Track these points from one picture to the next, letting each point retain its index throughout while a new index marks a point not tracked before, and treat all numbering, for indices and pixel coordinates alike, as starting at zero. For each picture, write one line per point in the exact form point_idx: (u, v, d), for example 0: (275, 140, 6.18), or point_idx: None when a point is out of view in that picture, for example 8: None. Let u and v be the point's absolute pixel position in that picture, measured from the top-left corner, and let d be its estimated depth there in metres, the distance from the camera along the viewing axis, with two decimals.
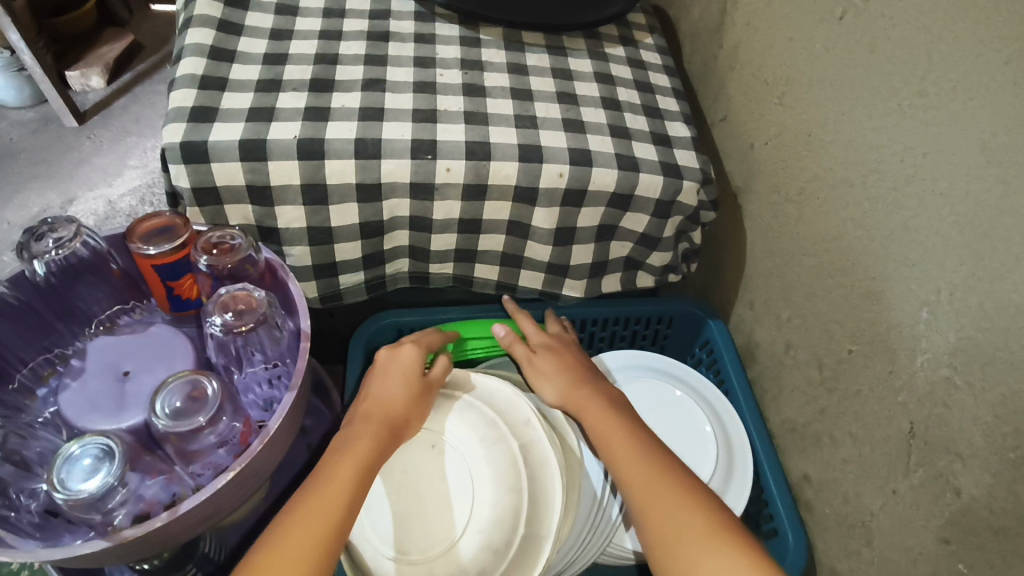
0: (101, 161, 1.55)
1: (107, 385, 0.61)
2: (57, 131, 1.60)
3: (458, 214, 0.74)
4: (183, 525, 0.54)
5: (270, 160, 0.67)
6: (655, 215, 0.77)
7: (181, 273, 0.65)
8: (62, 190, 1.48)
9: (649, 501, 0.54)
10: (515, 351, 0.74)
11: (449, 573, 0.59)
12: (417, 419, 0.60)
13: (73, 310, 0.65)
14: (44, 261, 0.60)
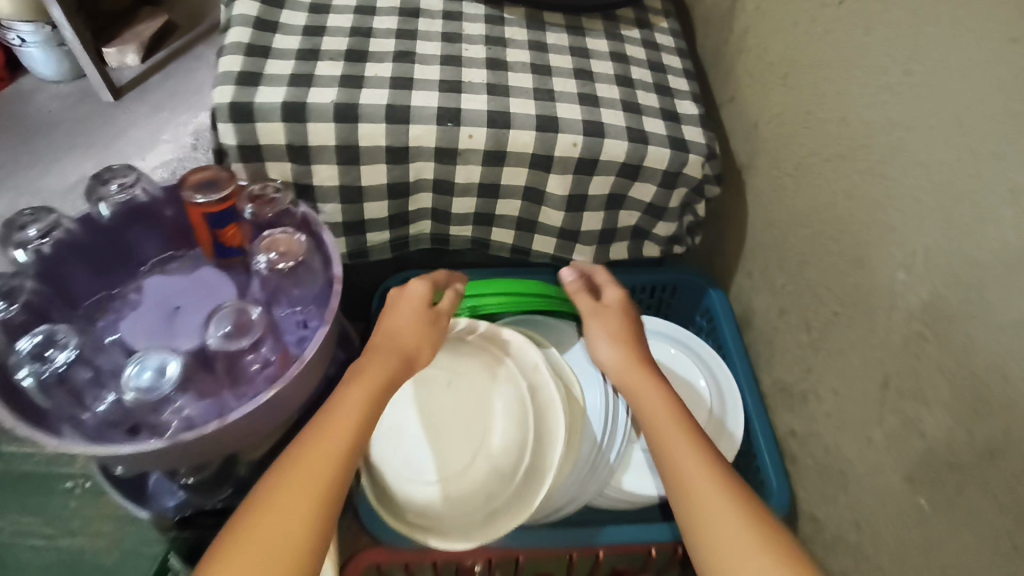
0: (137, 134, 1.59)
1: (161, 316, 0.69)
2: (94, 105, 1.64)
3: (478, 179, 0.80)
4: (229, 437, 0.61)
5: (309, 121, 0.73)
6: (661, 186, 0.82)
7: (227, 222, 0.73)
8: (98, 158, 1.53)
9: (681, 471, 0.57)
10: (581, 302, 0.74)
11: (461, 493, 0.66)
12: (431, 348, 0.65)
13: (132, 252, 0.73)
14: (109, 204, 0.69)
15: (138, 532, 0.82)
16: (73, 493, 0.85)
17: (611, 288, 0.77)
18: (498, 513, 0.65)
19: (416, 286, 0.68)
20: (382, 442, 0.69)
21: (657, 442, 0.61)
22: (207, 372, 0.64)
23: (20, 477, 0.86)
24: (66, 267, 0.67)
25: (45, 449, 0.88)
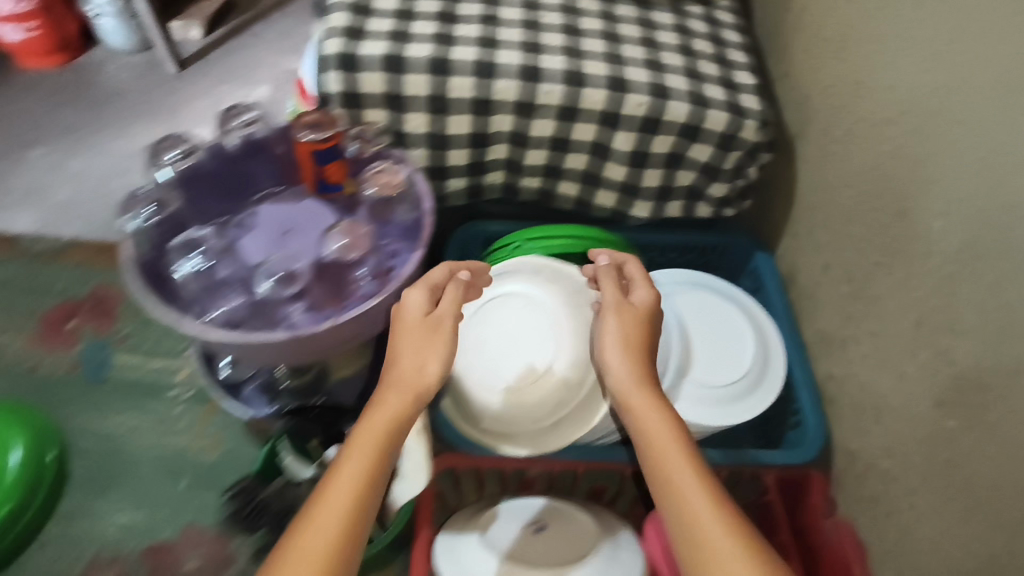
0: (201, 104, 1.46)
1: (273, 237, 0.80)
2: (159, 78, 1.50)
3: (550, 133, 0.88)
4: (330, 337, 0.73)
5: (407, 73, 0.82)
6: (717, 147, 0.89)
7: (331, 160, 0.85)
8: (162, 125, 1.41)
9: (693, 516, 0.52)
10: (603, 300, 0.68)
11: (534, 399, 0.74)
12: (438, 363, 0.60)
13: (248, 182, 0.85)
14: (234, 137, 0.83)
15: (237, 433, 0.93)
16: (177, 400, 0.96)
17: (637, 291, 0.70)
18: (562, 421, 0.76)
19: (415, 296, 0.64)
20: (465, 354, 0.76)
21: (665, 483, 0.55)
22: (311, 287, 0.78)
23: (131, 383, 0.98)
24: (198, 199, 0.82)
25: (152, 361, 0.99)
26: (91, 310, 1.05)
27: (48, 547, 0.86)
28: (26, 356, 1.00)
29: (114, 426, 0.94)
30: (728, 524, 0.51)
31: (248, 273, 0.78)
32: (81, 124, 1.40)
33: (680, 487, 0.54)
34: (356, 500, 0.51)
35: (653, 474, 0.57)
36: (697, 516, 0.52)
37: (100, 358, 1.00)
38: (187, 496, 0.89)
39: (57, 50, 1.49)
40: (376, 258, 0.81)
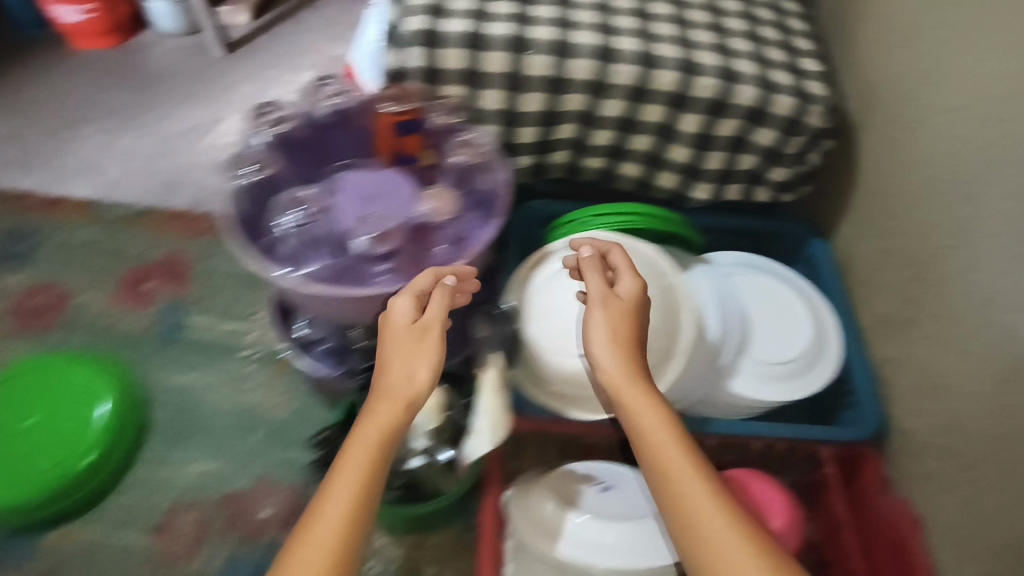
0: (249, 89, 1.44)
1: (356, 203, 0.84)
2: (206, 61, 1.48)
3: (617, 113, 0.90)
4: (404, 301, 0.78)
5: (487, 51, 0.85)
6: (781, 131, 0.91)
7: (410, 132, 0.90)
8: (208, 111, 1.38)
9: (692, 518, 0.55)
10: (588, 293, 0.68)
11: None
12: (426, 372, 0.61)
13: (330, 151, 0.91)
14: (324, 108, 0.88)
15: (308, 392, 0.97)
16: (249, 359, 1.00)
17: (625, 279, 0.70)
18: None
19: (397, 304, 0.65)
20: (536, 321, 0.79)
21: (663, 486, 0.57)
22: (393, 251, 0.82)
23: (204, 343, 1.02)
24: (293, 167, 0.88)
25: (223, 325, 1.04)
26: (164, 275, 1.10)
27: (129, 491, 0.89)
28: (103, 315, 1.05)
29: (190, 382, 0.98)
30: (726, 517, 0.54)
31: (337, 234, 0.83)
32: (129, 106, 1.38)
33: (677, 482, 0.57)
34: (353, 515, 0.54)
35: (651, 479, 0.59)
36: (694, 510, 0.55)
37: (173, 321, 1.04)
38: (259, 451, 0.92)
39: (113, 32, 1.48)
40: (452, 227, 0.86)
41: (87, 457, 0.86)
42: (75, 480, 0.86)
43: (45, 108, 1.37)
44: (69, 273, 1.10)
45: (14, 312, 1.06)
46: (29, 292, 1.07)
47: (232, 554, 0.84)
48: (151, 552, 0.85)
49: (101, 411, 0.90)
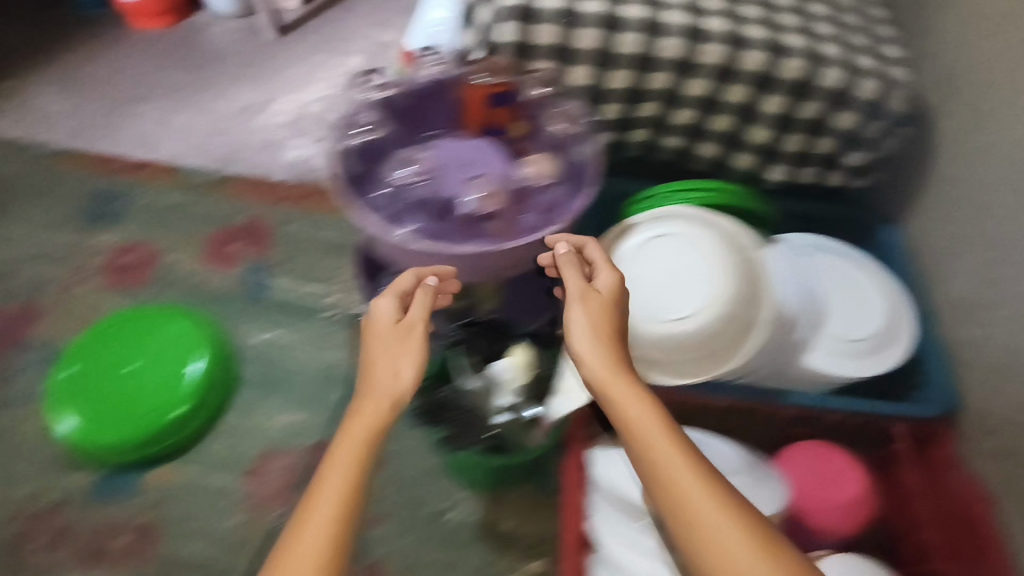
0: (294, 71, 1.45)
1: (454, 170, 0.90)
2: (258, 44, 1.50)
3: (700, 92, 0.93)
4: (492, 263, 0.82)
5: (582, 26, 0.87)
6: (861, 114, 0.93)
7: (502, 105, 0.93)
8: (260, 91, 1.40)
9: (696, 519, 0.51)
10: (566, 291, 0.65)
11: (685, 331, 0.80)
12: (406, 375, 0.59)
13: (425, 120, 0.95)
14: (422, 76, 0.91)
15: None
16: (331, 319, 1.05)
17: (602, 273, 0.67)
18: (708, 353, 0.81)
19: (375, 304, 0.63)
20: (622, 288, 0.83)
21: (660, 487, 0.53)
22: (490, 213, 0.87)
23: (289, 303, 1.07)
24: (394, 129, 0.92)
25: (306, 287, 1.09)
26: (248, 239, 1.14)
27: (221, 439, 0.94)
28: (192, 274, 1.10)
29: (275, 338, 1.03)
30: (728, 515, 0.50)
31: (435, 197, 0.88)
32: (185, 86, 1.41)
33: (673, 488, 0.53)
34: (337, 531, 0.51)
35: (648, 482, 0.55)
36: (693, 509, 0.51)
37: (258, 282, 1.09)
38: (343, 405, 0.97)
39: (167, 13, 1.53)
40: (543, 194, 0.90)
41: (173, 410, 0.90)
42: (160, 432, 0.90)
43: (108, 84, 1.42)
44: (157, 233, 1.14)
45: (107, 267, 1.10)
46: (120, 251, 1.11)
47: None
48: (246, 495, 0.89)
49: (191, 370, 0.94)
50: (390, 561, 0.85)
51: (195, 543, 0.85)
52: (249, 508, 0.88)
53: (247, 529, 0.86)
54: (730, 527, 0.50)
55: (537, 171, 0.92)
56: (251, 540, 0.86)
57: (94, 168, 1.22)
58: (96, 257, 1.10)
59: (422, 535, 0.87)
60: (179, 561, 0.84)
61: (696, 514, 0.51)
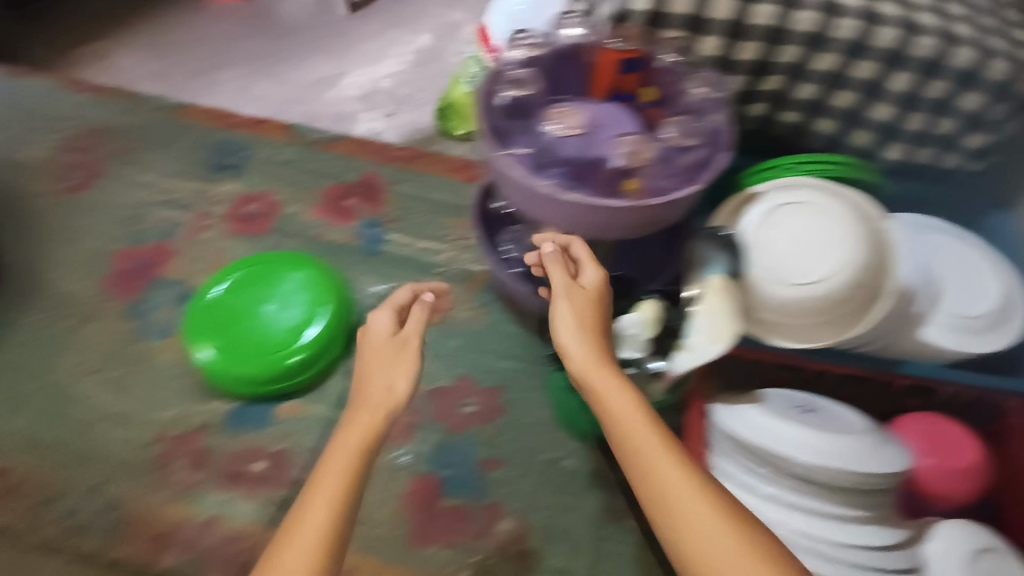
0: (370, 45, 1.63)
1: (588, 127, 0.89)
2: (326, 16, 1.69)
3: (827, 67, 0.94)
4: (624, 216, 0.81)
5: None
6: (988, 95, 0.93)
7: (634, 70, 0.95)
8: (336, 63, 1.60)
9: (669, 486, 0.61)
10: (556, 281, 0.74)
11: (814, 296, 0.82)
12: (404, 379, 0.70)
13: (560, 81, 0.96)
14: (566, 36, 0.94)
15: (500, 309, 1.06)
16: (446, 273, 1.10)
17: (588, 271, 0.77)
18: (832, 319, 0.84)
19: (376, 318, 0.74)
20: (752, 251, 0.85)
21: (637, 459, 0.63)
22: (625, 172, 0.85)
23: (404, 259, 1.12)
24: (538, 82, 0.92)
25: (418, 244, 1.13)
26: (361, 195, 1.19)
27: (345, 378, 0.99)
28: (311, 225, 1.15)
29: (392, 290, 1.09)
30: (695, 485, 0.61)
31: (571, 152, 0.86)
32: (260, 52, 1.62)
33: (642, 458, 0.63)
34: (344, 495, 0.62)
35: (623, 453, 0.64)
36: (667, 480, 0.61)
37: (374, 236, 1.14)
38: (460, 353, 1.02)
39: None
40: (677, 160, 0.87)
41: (291, 357, 0.94)
42: (278, 374, 0.95)
43: (190, 50, 1.61)
44: (276, 185, 1.19)
45: (230, 215, 1.15)
46: (242, 201, 1.17)
47: (441, 440, 0.93)
48: None
49: (312, 325, 0.98)
50: (510, 501, 0.89)
51: None
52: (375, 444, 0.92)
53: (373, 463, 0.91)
54: (693, 491, 0.61)
55: (673, 134, 0.90)
56: (378, 473, 0.90)
57: (213, 122, 1.27)
58: (219, 206, 1.16)
59: (537, 479, 0.91)
60: None
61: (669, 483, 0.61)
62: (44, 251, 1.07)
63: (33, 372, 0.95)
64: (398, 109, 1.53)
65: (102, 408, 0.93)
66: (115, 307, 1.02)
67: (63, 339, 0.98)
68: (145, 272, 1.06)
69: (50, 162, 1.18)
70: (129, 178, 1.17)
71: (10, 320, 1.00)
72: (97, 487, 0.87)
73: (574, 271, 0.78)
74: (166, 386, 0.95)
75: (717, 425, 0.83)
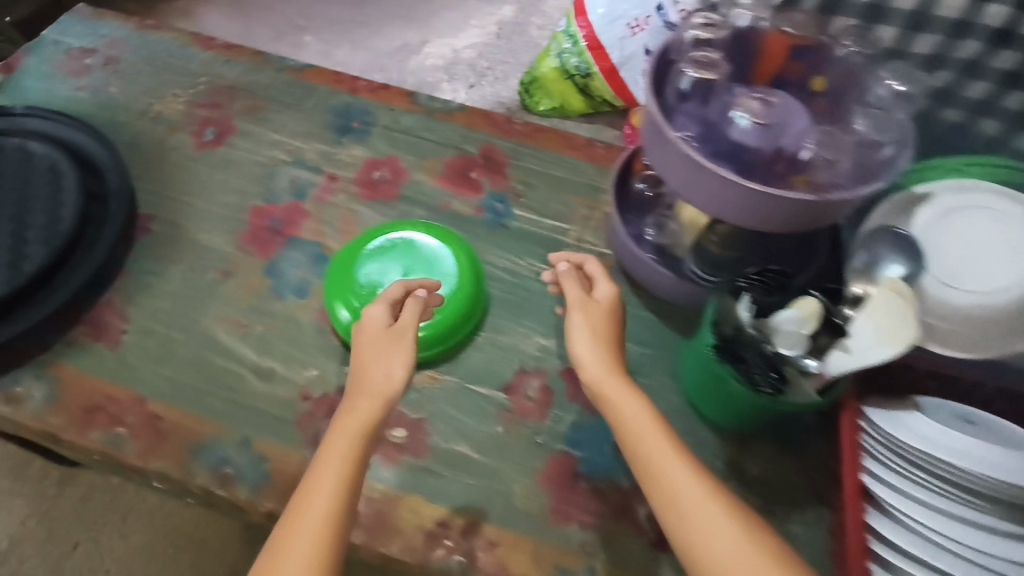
0: (451, 16, 1.88)
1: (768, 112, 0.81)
2: None
3: (1009, 66, 0.90)
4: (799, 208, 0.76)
5: None
6: None
7: (803, 57, 0.89)
8: (417, 32, 1.85)
9: (660, 471, 0.71)
10: (567, 296, 0.89)
11: (999, 302, 0.80)
12: (400, 367, 0.80)
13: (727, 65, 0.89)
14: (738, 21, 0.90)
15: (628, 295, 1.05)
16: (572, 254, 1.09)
17: (601, 286, 0.91)
18: (1013, 326, 0.81)
19: (375, 310, 0.85)
20: (931, 252, 0.83)
21: (637, 453, 0.74)
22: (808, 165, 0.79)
23: (529, 235, 1.11)
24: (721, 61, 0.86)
25: (544, 221, 1.12)
26: (485, 167, 1.18)
27: (477, 351, 0.99)
28: (437, 194, 1.14)
29: (520, 266, 1.08)
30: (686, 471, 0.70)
31: (753, 140, 0.79)
32: (342, 20, 1.87)
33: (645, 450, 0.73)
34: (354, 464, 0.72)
35: (625, 446, 0.75)
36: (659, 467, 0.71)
37: (500, 209, 1.13)
38: None
39: None
40: (861, 154, 0.81)
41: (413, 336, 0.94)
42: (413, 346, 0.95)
43: (275, 11, 1.88)
44: (401, 151, 1.19)
45: (358, 179, 1.15)
46: (369, 165, 1.16)
47: (576, 420, 0.94)
48: (505, 406, 0.94)
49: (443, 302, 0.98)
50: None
51: (466, 442, 0.91)
52: (511, 419, 0.93)
53: (511, 438, 0.92)
54: (682, 477, 0.70)
55: (860, 126, 0.83)
56: (516, 449, 0.91)
57: (337, 86, 1.27)
58: (348, 170, 1.16)
59: None
60: (454, 456, 0.90)
61: (664, 471, 0.71)
62: (184, 204, 1.09)
63: (180, 322, 0.97)
64: (479, 81, 1.78)
65: (247, 362, 0.95)
66: (253, 265, 1.04)
67: (207, 293, 1.00)
68: (280, 231, 1.07)
69: (185, 116, 1.20)
70: (259, 137, 1.18)
71: (157, 270, 1.02)
72: (246, 439, 0.89)
73: (589, 288, 0.93)
74: (307, 346, 0.97)
75: (882, 425, 0.81)
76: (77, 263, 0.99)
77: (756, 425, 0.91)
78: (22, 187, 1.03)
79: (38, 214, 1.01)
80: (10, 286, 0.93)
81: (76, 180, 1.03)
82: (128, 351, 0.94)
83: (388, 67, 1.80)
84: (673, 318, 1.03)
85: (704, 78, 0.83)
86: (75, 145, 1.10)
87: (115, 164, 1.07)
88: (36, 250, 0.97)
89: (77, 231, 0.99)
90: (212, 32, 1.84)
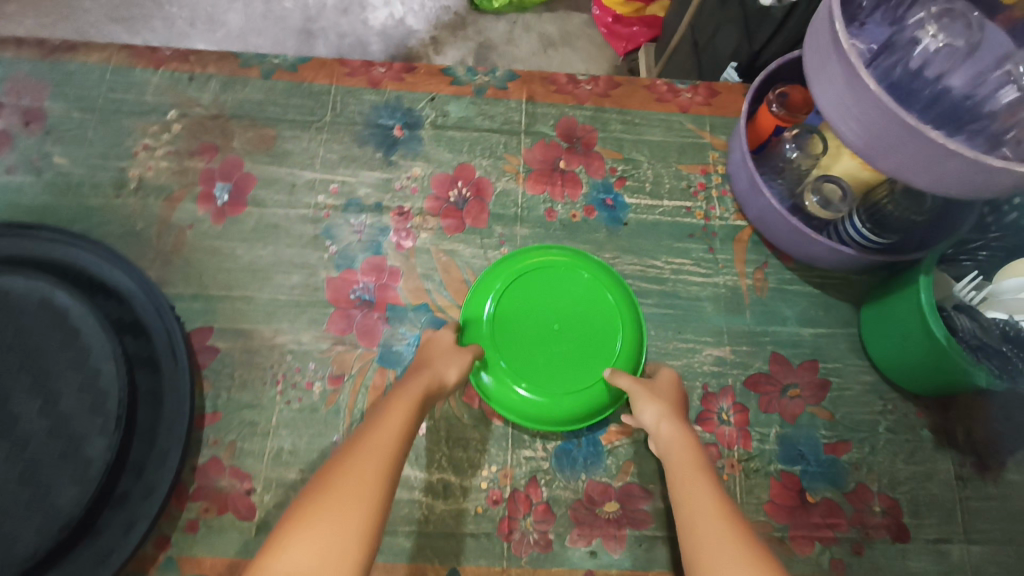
0: None
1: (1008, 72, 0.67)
2: None
3: None
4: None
5: None
6: None
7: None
8: None
9: (689, 502, 0.63)
10: (618, 380, 0.78)
11: None
12: (459, 366, 0.76)
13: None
14: None
15: (780, 273, 0.97)
16: (706, 240, 0.97)
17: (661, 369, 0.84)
18: None
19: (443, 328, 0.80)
20: None
21: (675, 487, 0.66)
22: None
23: (652, 226, 0.97)
24: (967, 10, 0.70)
25: (664, 203, 0.98)
26: (573, 152, 0.99)
27: None
28: (533, 203, 0.95)
29: (658, 268, 0.95)
30: (714, 502, 0.62)
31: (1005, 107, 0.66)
32: None
33: (684, 491, 0.65)
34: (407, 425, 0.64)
35: (669, 483, 0.68)
36: (691, 499, 0.63)
37: (610, 203, 0.97)
38: (759, 330, 0.94)
39: None
40: None
41: (565, 403, 0.82)
42: (588, 412, 0.83)
43: None
44: (470, 155, 0.97)
45: (433, 208, 0.93)
46: (441, 184, 0.94)
47: (781, 432, 0.89)
48: (710, 440, 0.88)
49: (610, 350, 0.85)
50: (873, 480, 0.88)
51: None
52: (719, 453, 0.88)
53: (728, 474, 0.87)
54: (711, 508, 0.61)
55: None
56: (735, 484, 0.86)
57: (351, 81, 0.98)
58: (415, 199, 0.93)
59: (892, 452, 0.89)
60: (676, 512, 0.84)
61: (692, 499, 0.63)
62: (241, 301, 0.86)
63: (317, 459, 0.81)
64: None
65: (415, 484, 0.83)
66: (364, 358, 0.85)
67: (328, 412, 0.82)
68: (373, 305, 0.87)
69: (177, 175, 0.90)
70: (287, 180, 0.92)
71: (252, 401, 0.82)
72: (456, 570, 0.80)
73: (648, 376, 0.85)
74: (474, 444, 0.85)
75: None
76: (149, 426, 0.77)
77: (939, 392, 0.86)
78: (19, 341, 0.77)
79: (62, 374, 0.76)
80: (83, 486, 0.72)
81: (90, 317, 0.78)
82: (270, 514, 0.78)
83: (319, 21, 1.42)
84: (832, 286, 0.96)
85: (939, 40, 0.68)
86: (60, 261, 0.81)
87: (135, 279, 0.81)
88: (90, 425, 0.74)
89: (131, 387, 0.77)
90: (85, 31, 1.39)
